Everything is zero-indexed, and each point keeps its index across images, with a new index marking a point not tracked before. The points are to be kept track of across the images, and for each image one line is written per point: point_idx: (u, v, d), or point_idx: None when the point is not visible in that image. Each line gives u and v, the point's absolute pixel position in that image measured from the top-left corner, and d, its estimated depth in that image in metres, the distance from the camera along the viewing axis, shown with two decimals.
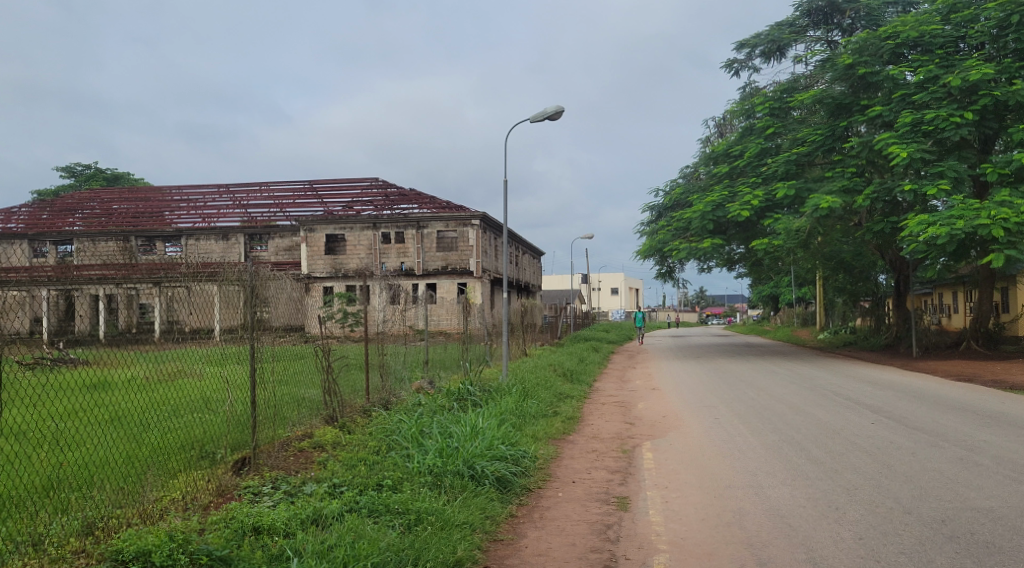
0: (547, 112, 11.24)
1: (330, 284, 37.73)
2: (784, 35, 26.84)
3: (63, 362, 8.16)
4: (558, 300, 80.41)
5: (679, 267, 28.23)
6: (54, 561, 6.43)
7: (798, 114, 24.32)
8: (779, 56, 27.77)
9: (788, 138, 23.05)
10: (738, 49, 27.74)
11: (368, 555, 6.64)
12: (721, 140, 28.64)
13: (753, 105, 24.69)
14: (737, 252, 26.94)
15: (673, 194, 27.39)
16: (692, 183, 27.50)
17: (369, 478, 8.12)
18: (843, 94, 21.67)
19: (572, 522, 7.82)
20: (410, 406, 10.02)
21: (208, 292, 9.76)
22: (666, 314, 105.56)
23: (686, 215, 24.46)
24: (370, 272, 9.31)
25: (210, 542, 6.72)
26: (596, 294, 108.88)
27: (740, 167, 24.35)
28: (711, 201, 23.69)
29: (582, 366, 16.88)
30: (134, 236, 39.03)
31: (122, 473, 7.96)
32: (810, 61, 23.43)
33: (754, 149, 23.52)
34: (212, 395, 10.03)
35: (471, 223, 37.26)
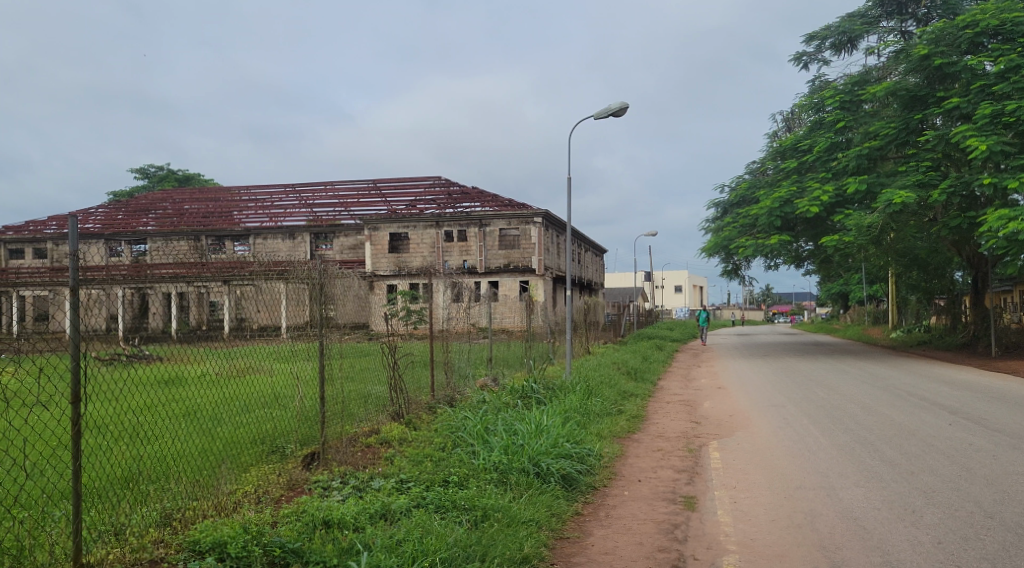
0: (612, 110, 10.97)
1: (393, 283, 38.14)
2: (856, 26, 26.38)
3: (139, 358, 8.42)
4: (621, 298, 80.00)
5: (745, 264, 27.88)
6: (135, 549, 6.67)
7: (870, 107, 23.36)
8: (851, 49, 27.29)
9: (859, 132, 22.31)
10: (808, 41, 27.23)
11: (436, 550, 6.71)
12: (791, 135, 28.22)
13: (823, 98, 23.90)
14: (805, 248, 26.47)
15: (738, 189, 27.09)
16: (759, 178, 27.21)
17: (436, 475, 8.19)
18: (917, 85, 21.02)
19: (638, 521, 7.76)
20: (475, 403, 10.05)
21: (275, 292, 9.88)
22: (730, 313, 104.09)
23: (753, 211, 24.32)
24: (435, 270, 9.32)
25: (282, 535, 6.88)
26: (659, 293, 108.02)
27: (809, 163, 24.00)
28: (779, 197, 23.49)
29: (645, 364, 16.72)
30: (204, 235, 40.04)
31: (197, 465, 8.17)
32: (883, 52, 22.90)
33: (824, 144, 23.10)
34: (283, 391, 10.19)
35: (533, 221, 37.31)
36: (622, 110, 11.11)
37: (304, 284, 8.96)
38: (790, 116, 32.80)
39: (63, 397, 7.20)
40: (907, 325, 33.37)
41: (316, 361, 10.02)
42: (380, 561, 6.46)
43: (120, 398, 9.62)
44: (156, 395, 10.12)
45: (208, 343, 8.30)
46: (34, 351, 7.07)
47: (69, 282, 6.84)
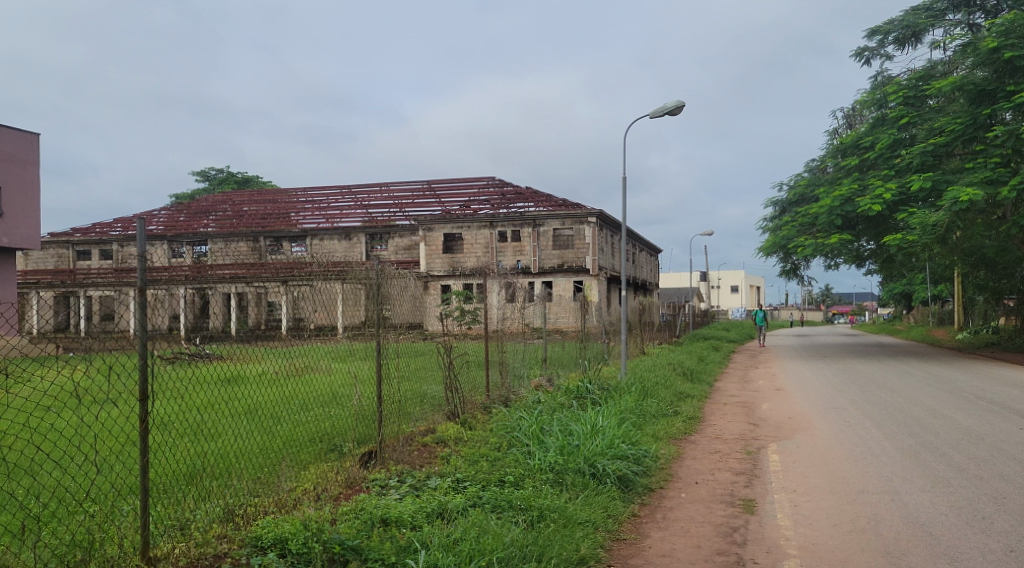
0: (667, 109, 10.95)
1: (447, 283, 38.38)
2: (921, 20, 25.85)
3: (202, 357, 8.56)
4: (677, 299, 79.37)
5: (804, 264, 27.48)
6: (200, 544, 6.82)
7: (935, 102, 22.95)
8: (915, 43, 26.74)
9: (924, 128, 21.81)
10: (871, 36, 26.78)
11: (493, 550, 6.74)
12: (852, 131, 27.75)
13: (886, 94, 23.56)
14: (866, 247, 25.89)
15: (798, 188, 26.73)
16: (819, 176, 26.85)
17: (492, 474, 8.21)
18: (986, 80, 20.46)
19: (696, 524, 7.67)
20: (530, 404, 10.04)
21: (329, 292, 9.95)
22: (788, 314, 102.50)
23: (812, 210, 23.98)
24: (489, 270, 9.30)
25: (341, 532, 6.96)
26: (715, 293, 106.93)
27: (870, 160, 23.56)
28: (839, 195, 23.07)
29: (702, 366, 16.52)
30: (262, 236, 40.84)
31: (259, 463, 8.30)
32: (949, 46, 22.36)
33: (887, 140, 22.48)
34: (341, 389, 10.31)
35: (588, 221, 37.20)
36: (678, 108, 11.09)
37: (360, 284, 9.05)
38: (851, 112, 32.27)
39: (131, 394, 7.35)
40: (974, 325, 32.45)
41: (373, 360, 10.09)
42: (438, 561, 6.49)
43: (184, 397, 9.83)
44: (218, 393, 10.30)
45: (267, 343, 8.41)
46: (104, 349, 7.23)
47: (136, 281, 6.99)
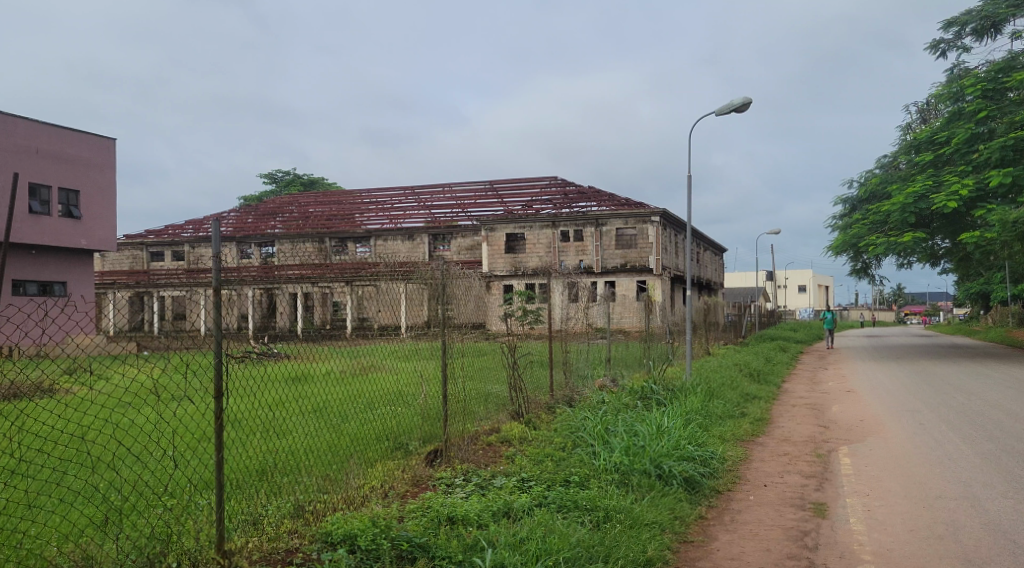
0: (734, 105, 10.79)
1: (510, 283, 38.44)
2: (1001, 10, 25.06)
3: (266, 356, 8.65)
4: (744, 298, 78.22)
5: (875, 263, 26.87)
6: (272, 539, 6.96)
7: (1016, 95, 22.21)
8: (995, 34, 25.95)
9: (1003, 121, 21.14)
10: (947, 28, 26.05)
11: (559, 549, 6.72)
12: (925, 127, 27.02)
13: (962, 87, 22.82)
14: (941, 245, 25.23)
15: (868, 185, 26.16)
16: (891, 173, 26.22)
17: (557, 474, 8.20)
18: None
19: (765, 527, 7.55)
20: (594, 404, 10.01)
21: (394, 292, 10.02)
22: (857, 313, 100.15)
23: (883, 207, 23.44)
24: (552, 270, 9.29)
25: (408, 529, 7.03)
26: (781, 292, 105.15)
27: (946, 156, 22.90)
28: (913, 192, 22.50)
29: (771, 367, 16.23)
30: (328, 237, 41.56)
31: (327, 460, 8.43)
32: None
33: (964, 135, 21.85)
34: (407, 388, 10.42)
35: (651, 220, 36.95)
36: (745, 105, 10.96)
37: (424, 284, 9.11)
38: (924, 107, 31.44)
39: (206, 392, 7.52)
40: None
41: (438, 359, 10.16)
42: (506, 560, 6.49)
43: (255, 394, 10.04)
44: (289, 392, 10.48)
45: (332, 342, 8.52)
46: (178, 347, 7.40)
47: (211, 281, 7.16)
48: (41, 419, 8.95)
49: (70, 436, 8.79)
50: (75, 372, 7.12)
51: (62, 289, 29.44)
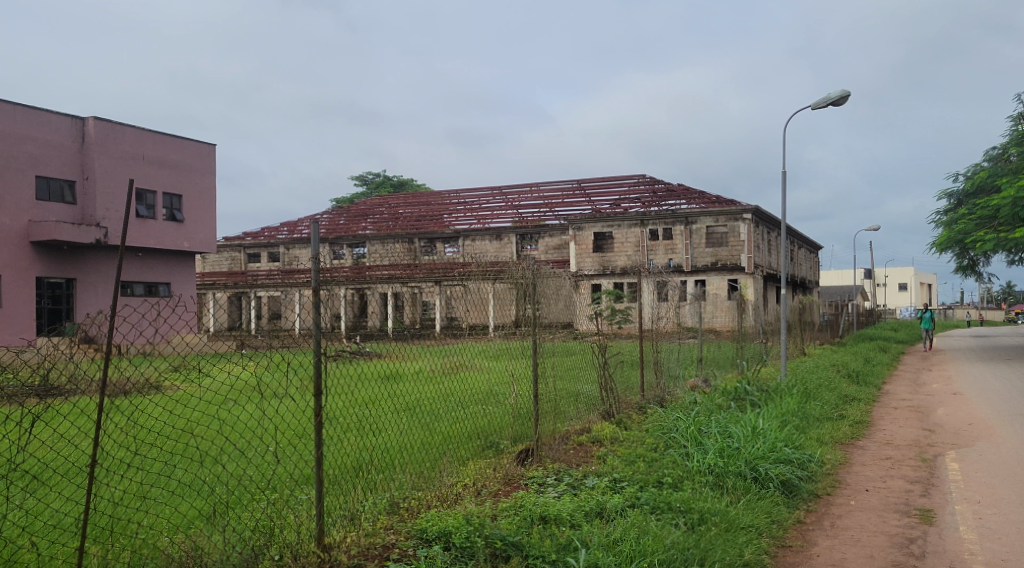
0: (831, 98, 10.64)
1: (599, 282, 38.18)
2: None
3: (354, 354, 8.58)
4: (841, 295, 75.88)
5: (983, 260, 25.80)
6: (369, 533, 7.09)
7: None
8: None
9: None
10: None
11: (654, 551, 6.64)
12: None
13: None
14: None
15: (976, 177, 25.11)
16: (1001, 164, 25.08)
17: (649, 475, 8.12)
18: None
19: (868, 533, 7.31)
20: (686, 404, 9.88)
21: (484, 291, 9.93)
22: (962, 313, 95.83)
23: (992, 201, 22.57)
24: (642, 270, 9.17)
25: (502, 528, 7.07)
26: (881, 291, 101.61)
27: None
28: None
29: (870, 368, 15.71)
30: (418, 237, 42.28)
31: (420, 457, 8.56)
32: None
33: None
34: (498, 387, 10.49)
35: (743, 217, 36.08)
36: (842, 98, 10.67)
37: (514, 283, 9.12)
38: None
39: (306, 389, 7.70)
40: None
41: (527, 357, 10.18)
42: (600, 561, 6.45)
43: (349, 391, 10.27)
44: (382, 390, 10.68)
45: (422, 341, 8.67)
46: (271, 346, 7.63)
47: (310, 282, 7.31)
48: (151, 414, 9.38)
49: (176, 431, 9.16)
50: (179, 370, 7.41)
51: (167, 289, 30.58)
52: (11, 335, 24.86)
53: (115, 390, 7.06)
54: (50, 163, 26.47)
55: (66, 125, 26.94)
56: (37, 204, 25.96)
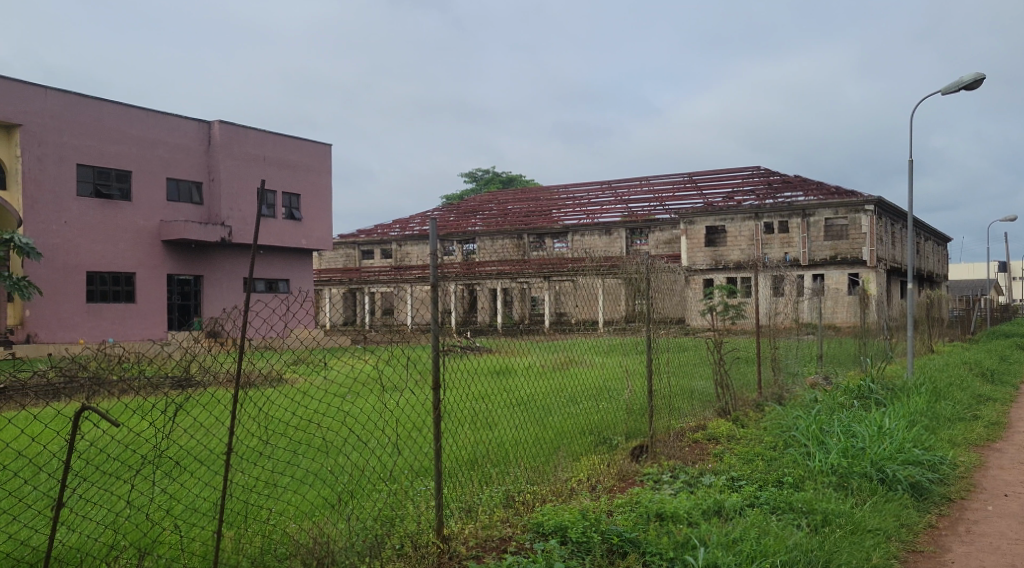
0: (963, 82, 10.34)
1: (712, 277, 37.40)
2: None
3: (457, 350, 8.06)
4: (969, 288, 71.97)
5: None
6: (487, 526, 7.20)
7: None
8: None
9: None
10: None
11: (775, 552, 6.47)
12: None
13: None
14: None
15: None
16: None
17: (769, 474, 7.94)
18: None
19: (1009, 541, 6.93)
20: (806, 402, 9.63)
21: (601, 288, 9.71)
22: None
23: None
24: (758, 264, 9.04)
25: (618, 524, 7.02)
26: (1013, 284, 95.83)
27: None
28: None
29: (1005, 366, 14.98)
30: (527, 233, 42.60)
31: (535, 452, 8.63)
32: None
33: None
34: (611, 383, 10.54)
35: (865, 209, 34.87)
36: (976, 83, 10.36)
37: (628, 279, 9.01)
38: None
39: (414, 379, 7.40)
40: None
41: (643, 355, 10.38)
42: (719, 559, 6.31)
43: (463, 386, 10.46)
44: (498, 384, 10.81)
45: (532, 337, 8.72)
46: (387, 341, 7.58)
47: (430, 277, 7.23)
48: (277, 405, 9.81)
49: (299, 422, 9.53)
50: (300, 362, 7.68)
51: (286, 286, 31.78)
52: (140, 330, 26.34)
53: (247, 382, 7.40)
54: (178, 165, 27.87)
55: (193, 129, 28.34)
56: (168, 205, 27.34)
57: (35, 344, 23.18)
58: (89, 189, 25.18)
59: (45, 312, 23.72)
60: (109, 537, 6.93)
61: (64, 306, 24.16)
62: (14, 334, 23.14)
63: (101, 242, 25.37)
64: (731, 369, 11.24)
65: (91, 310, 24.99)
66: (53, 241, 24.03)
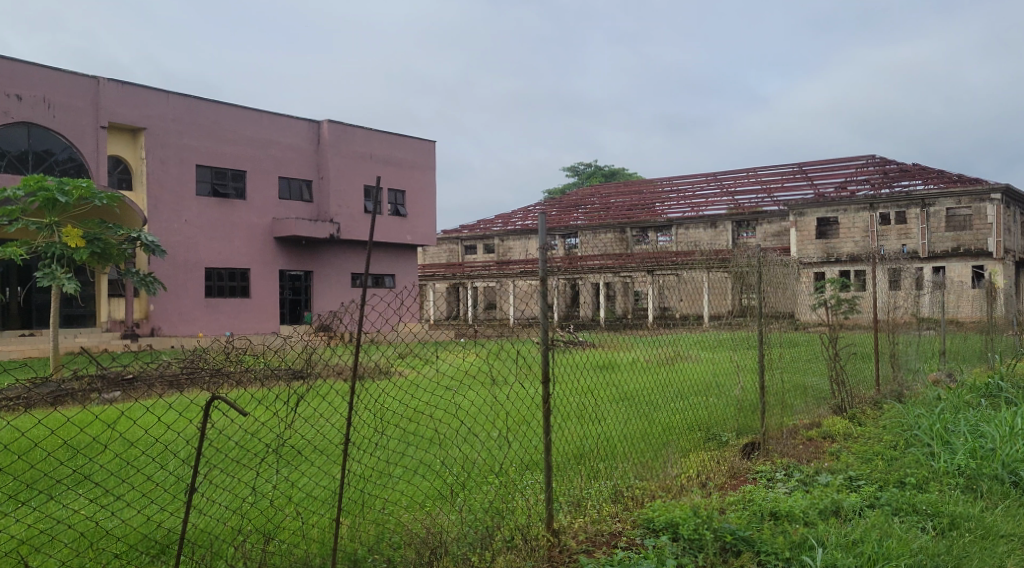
0: None
1: (824, 270, 36.27)
2: None
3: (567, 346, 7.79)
4: None
5: None
6: (596, 520, 7.16)
7: None
8: None
9: None
10: None
11: (900, 555, 6.21)
12: None
13: None
14: None
15: None
16: None
17: (889, 475, 7.66)
18: None
19: None
20: (928, 401, 9.29)
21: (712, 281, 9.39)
22: None
23: None
24: (878, 255, 8.74)
25: (731, 522, 6.86)
26: None
27: None
28: None
29: None
30: (630, 227, 42.47)
31: (643, 448, 8.58)
32: None
33: None
34: (719, 379, 10.48)
35: (991, 198, 33.10)
36: None
37: (739, 272, 8.79)
38: None
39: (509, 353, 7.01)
40: None
41: (756, 349, 10.35)
42: (839, 561, 6.11)
43: (567, 381, 10.55)
44: (604, 381, 10.86)
45: (632, 330, 8.51)
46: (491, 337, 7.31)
47: (538, 270, 7.03)
48: (386, 398, 10.11)
49: (409, 414, 9.78)
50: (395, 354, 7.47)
51: (392, 280, 32.48)
52: (253, 324, 27.33)
53: (362, 372, 7.56)
54: (290, 165, 28.89)
55: (304, 129, 29.30)
56: (279, 204, 28.38)
57: (159, 338, 24.36)
58: (207, 189, 26.36)
59: (168, 307, 24.87)
60: (234, 522, 7.23)
61: (184, 301, 25.28)
62: (140, 327, 24.32)
63: (218, 239, 26.50)
64: (845, 364, 11.09)
65: (208, 305, 26.09)
66: (174, 239, 25.24)
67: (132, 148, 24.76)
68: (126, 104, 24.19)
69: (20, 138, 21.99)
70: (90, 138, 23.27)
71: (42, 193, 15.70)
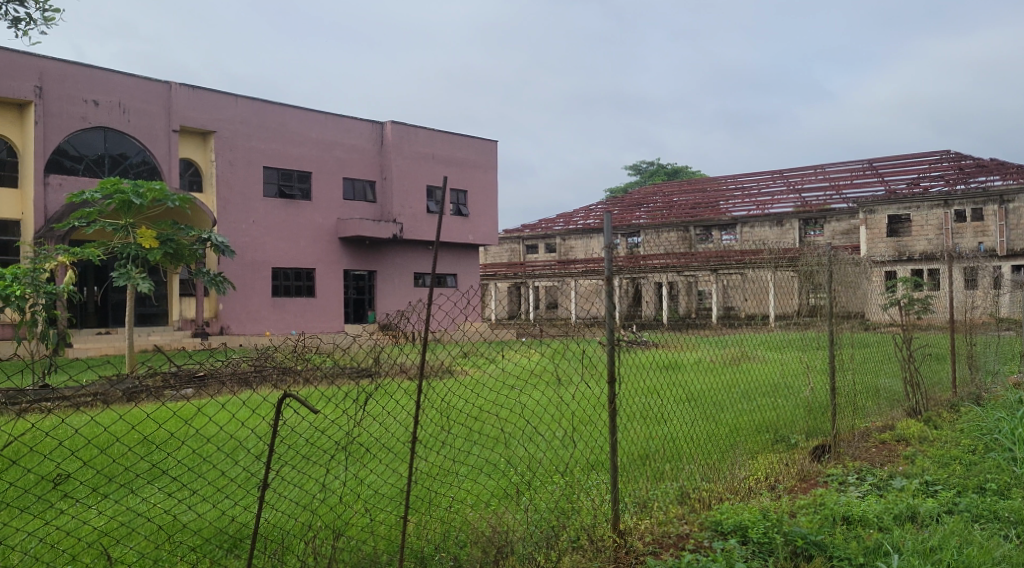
0: None
1: (895, 269, 35.29)
2: None
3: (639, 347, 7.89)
4: None
5: None
6: (663, 521, 7.09)
7: None
8: None
9: None
10: None
11: (982, 563, 6.03)
12: None
13: None
14: None
15: None
16: None
17: (968, 480, 7.42)
18: None
19: None
20: (1009, 402, 9.01)
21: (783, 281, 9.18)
22: None
23: None
24: (956, 252, 8.40)
25: (801, 526, 6.73)
26: None
27: None
28: None
29: None
30: (693, 226, 42.11)
31: (710, 448, 8.49)
32: None
33: None
34: (788, 379, 10.35)
35: None
36: None
37: (809, 270, 8.55)
38: None
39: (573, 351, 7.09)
40: None
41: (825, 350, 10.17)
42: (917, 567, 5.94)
43: (632, 382, 10.54)
44: (671, 382, 10.82)
45: (697, 331, 8.42)
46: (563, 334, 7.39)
47: (607, 271, 6.99)
48: (450, 398, 10.21)
49: (475, 414, 9.88)
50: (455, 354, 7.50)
51: (452, 280, 32.61)
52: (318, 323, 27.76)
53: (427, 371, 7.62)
54: (354, 166, 29.31)
55: (367, 130, 29.70)
56: (344, 204, 28.80)
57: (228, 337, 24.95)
58: (274, 190, 26.93)
59: (237, 306, 25.46)
60: (303, 517, 7.37)
61: (251, 300, 25.85)
62: (210, 326, 24.94)
63: (285, 239, 27.03)
64: (922, 367, 10.88)
65: (275, 304, 26.61)
66: (243, 239, 25.83)
67: (202, 151, 25.43)
68: (196, 108, 24.85)
69: (97, 142, 22.75)
70: (162, 141, 23.94)
71: (119, 195, 16.18)
